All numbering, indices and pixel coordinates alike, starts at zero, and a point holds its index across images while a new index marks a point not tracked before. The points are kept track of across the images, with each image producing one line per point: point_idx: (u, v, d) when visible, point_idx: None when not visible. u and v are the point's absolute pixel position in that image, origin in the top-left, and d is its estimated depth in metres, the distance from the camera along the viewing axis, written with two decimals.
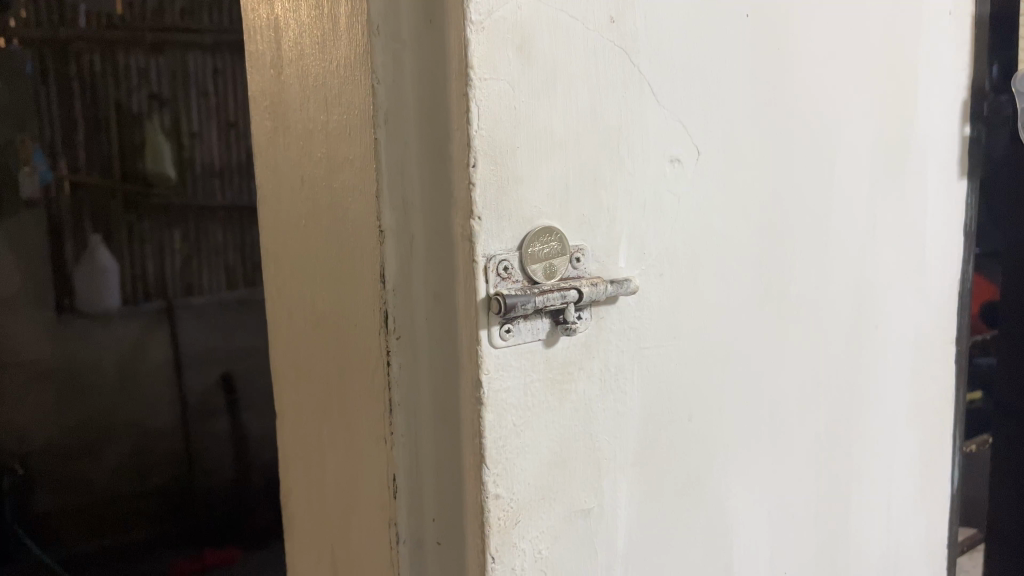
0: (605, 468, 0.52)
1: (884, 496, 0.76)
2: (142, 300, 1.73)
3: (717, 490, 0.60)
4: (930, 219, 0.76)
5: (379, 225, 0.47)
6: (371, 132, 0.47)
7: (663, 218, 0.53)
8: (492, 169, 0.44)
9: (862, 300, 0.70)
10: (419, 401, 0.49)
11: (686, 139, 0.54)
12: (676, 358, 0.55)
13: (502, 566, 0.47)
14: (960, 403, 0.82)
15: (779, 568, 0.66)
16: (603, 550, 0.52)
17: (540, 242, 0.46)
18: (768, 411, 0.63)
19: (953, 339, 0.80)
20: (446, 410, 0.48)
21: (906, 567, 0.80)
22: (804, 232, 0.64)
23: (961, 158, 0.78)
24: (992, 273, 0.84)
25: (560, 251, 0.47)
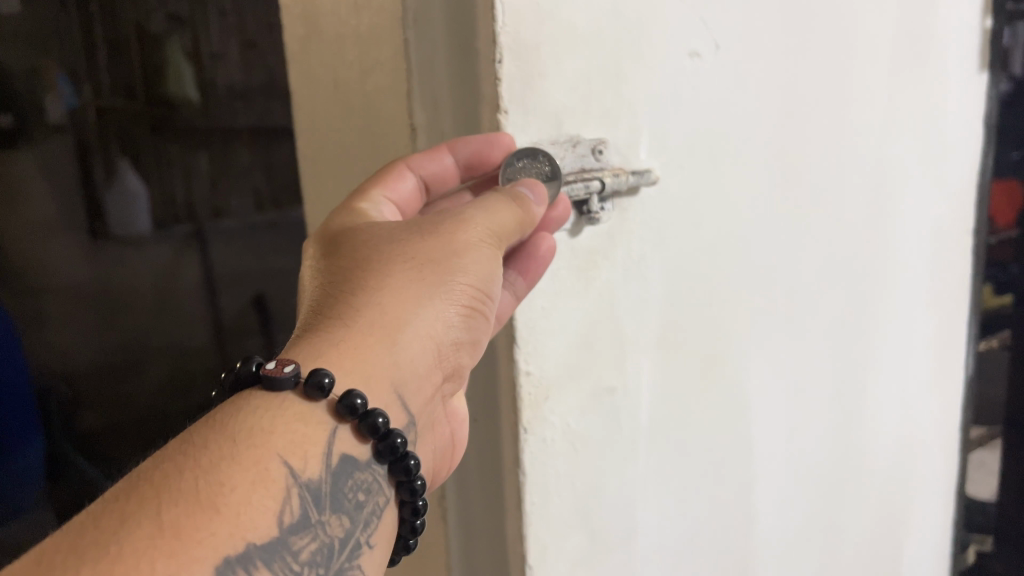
0: (629, 351, 0.55)
1: (901, 379, 0.79)
2: None
3: (738, 371, 0.64)
4: (948, 114, 0.77)
5: (413, 122, 0.52)
6: (406, 84, 0.51)
7: (683, 108, 0.55)
8: (517, 64, 0.46)
9: (881, 188, 0.72)
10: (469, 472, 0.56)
11: (704, 31, 0.55)
12: (697, 246, 0.58)
13: (533, 436, 0.51)
14: (975, 292, 0.85)
15: (797, 445, 0.70)
16: (627, 424, 0.56)
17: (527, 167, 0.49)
18: (787, 296, 0.66)
19: (971, 228, 0.83)
20: (487, 431, 0.54)
21: (921, 446, 0.84)
22: (824, 123, 0.65)
23: (982, 49, 0.78)
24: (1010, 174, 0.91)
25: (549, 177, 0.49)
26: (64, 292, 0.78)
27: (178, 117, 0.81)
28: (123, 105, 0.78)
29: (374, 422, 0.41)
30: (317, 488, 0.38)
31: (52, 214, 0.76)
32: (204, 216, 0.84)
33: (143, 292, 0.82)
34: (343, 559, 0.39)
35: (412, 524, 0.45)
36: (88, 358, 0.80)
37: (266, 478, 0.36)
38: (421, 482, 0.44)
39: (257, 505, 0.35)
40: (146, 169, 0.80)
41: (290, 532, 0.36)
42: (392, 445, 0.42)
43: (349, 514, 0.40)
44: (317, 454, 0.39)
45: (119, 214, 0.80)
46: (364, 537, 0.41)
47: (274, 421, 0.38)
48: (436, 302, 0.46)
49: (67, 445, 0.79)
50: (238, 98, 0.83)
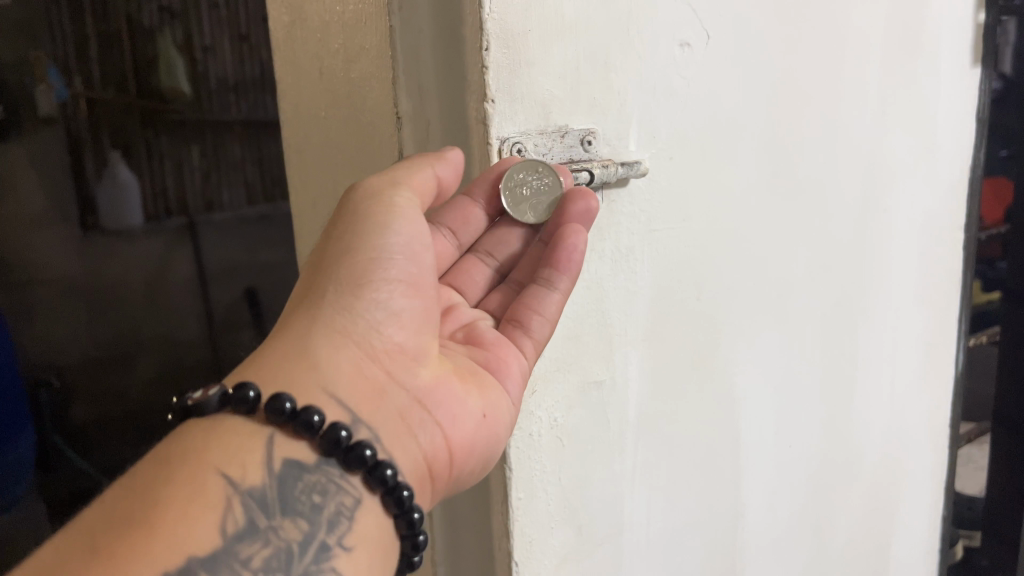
0: (617, 343, 0.55)
1: (890, 374, 0.79)
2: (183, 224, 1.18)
3: (727, 366, 0.63)
4: (940, 109, 0.76)
5: (397, 110, 0.51)
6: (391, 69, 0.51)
7: (672, 99, 0.54)
8: (504, 53, 0.46)
9: (872, 181, 0.72)
10: None
11: (695, 22, 0.54)
12: (687, 238, 0.58)
13: (519, 431, 0.51)
14: (968, 288, 0.85)
15: (785, 441, 0.70)
16: (615, 417, 0.56)
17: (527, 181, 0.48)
18: (777, 291, 0.65)
19: (963, 224, 0.83)
20: None
21: (909, 442, 0.84)
22: (816, 115, 0.65)
23: (976, 43, 0.78)
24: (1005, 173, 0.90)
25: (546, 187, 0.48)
26: (60, 286, 0.94)
27: (169, 112, 0.98)
28: (109, 96, 0.92)
29: (306, 419, 0.40)
30: (261, 495, 0.38)
31: (43, 208, 0.90)
32: (194, 209, 1.05)
33: (135, 289, 0.99)
34: (308, 562, 0.37)
35: (408, 519, 0.42)
36: (79, 354, 0.97)
37: (202, 495, 0.36)
38: (391, 470, 0.41)
39: (198, 522, 0.35)
40: (133, 161, 0.97)
41: (234, 541, 0.36)
42: (335, 438, 0.40)
43: (309, 517, 0.39)
44: (257, 462, 0.39)
45: (110, 211, 0.96)
46: (333, 538, 0.39)
47: (208, 440, 0.39)
48: (353, 295, 0.44)
49: (57, 436, 0.97)
50: (230, 92, 1.04)
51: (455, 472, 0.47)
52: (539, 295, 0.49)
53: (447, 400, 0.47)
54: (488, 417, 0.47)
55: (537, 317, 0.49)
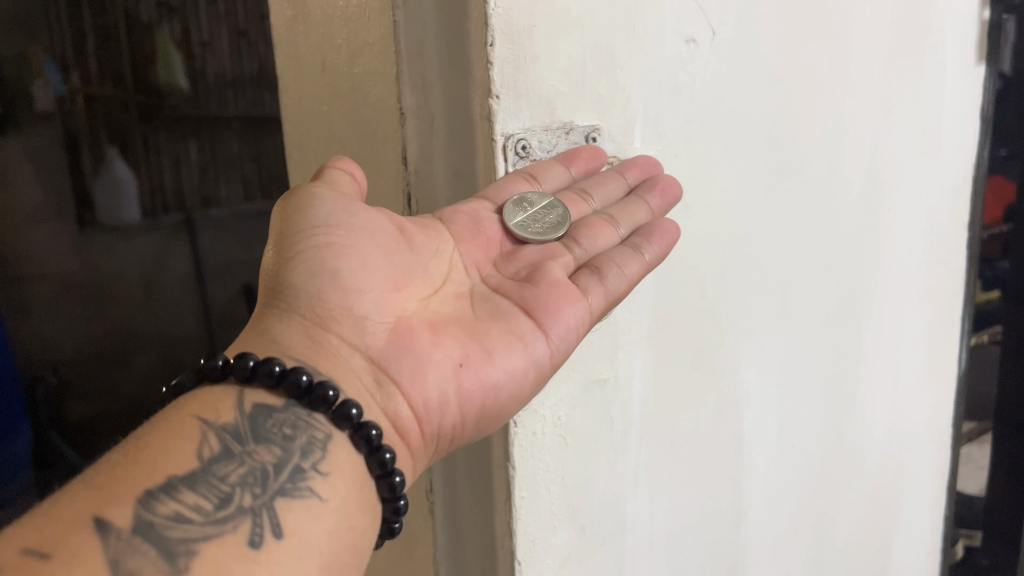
0: (621, 341, 0.54)
1: (893, 375, 0.78)
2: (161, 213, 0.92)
3: (729, 364, 0.63)
4: (944, 108, 0.76)
5: (401, 105, 0.51)
6: (394, 65, 0.51)
7: (678, 95, 0.54)
8: (509, 47, 0.45)
9: (875, 178, 0.71)
10: (456, 470, 0.55)
11: (701, 17, 0.54)
12: (689, 236, 0.58)
13: (523, 429, 0.50)
14: (971, 288, 0.85)
15: (788, 441, 0.70)
16: (618, 415, 0.55)
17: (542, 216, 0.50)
18: (780, 290, 0.65)
19: (966, 223, 0.82)
20: None
21: (911, 442, 0.83)
22: (820, 112, 0.64)
23: (979, 42, 0.77)
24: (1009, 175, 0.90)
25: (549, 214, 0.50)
26: (61, 276, 0.88)
27: (167, 107, 0.88)
28: (108, 90, 0.86)
29: (268, 369, 0.40)
30: (235, 429, 0.38)
31: (43, 203, 0.86)
32: (192, 205, 0.93)
33: (131, 286, 0.92)
34: (284, 480, 0.38)
35: (379, 459, 0.41)
36: (73, 348, 0.90)
37: (177, 434, 0.37)
38: (356, 408, 0.40)
39: (176, 450, 0.36)
40: (133, 156, 0.88)
41: (211, 462, 0.36)
42: (297, 381, 0.40)
43: (281, 444, 0.39)
44: (229, 404, 0.39)
45: (107, 203, 0.89)
46: (306, 463, 0.39)
47: (183, 400, 0.40)
48: (286, 276, 0.43)
49: (53, 434, 0.89)
50: (227, 87, 0.89)
51: (427, 430, 0.45)
52: (625, 254, 0.50)
53: (406, 356, 0.44)
54: (467, 366, 0.45)
55: (618, 270, 0.49)
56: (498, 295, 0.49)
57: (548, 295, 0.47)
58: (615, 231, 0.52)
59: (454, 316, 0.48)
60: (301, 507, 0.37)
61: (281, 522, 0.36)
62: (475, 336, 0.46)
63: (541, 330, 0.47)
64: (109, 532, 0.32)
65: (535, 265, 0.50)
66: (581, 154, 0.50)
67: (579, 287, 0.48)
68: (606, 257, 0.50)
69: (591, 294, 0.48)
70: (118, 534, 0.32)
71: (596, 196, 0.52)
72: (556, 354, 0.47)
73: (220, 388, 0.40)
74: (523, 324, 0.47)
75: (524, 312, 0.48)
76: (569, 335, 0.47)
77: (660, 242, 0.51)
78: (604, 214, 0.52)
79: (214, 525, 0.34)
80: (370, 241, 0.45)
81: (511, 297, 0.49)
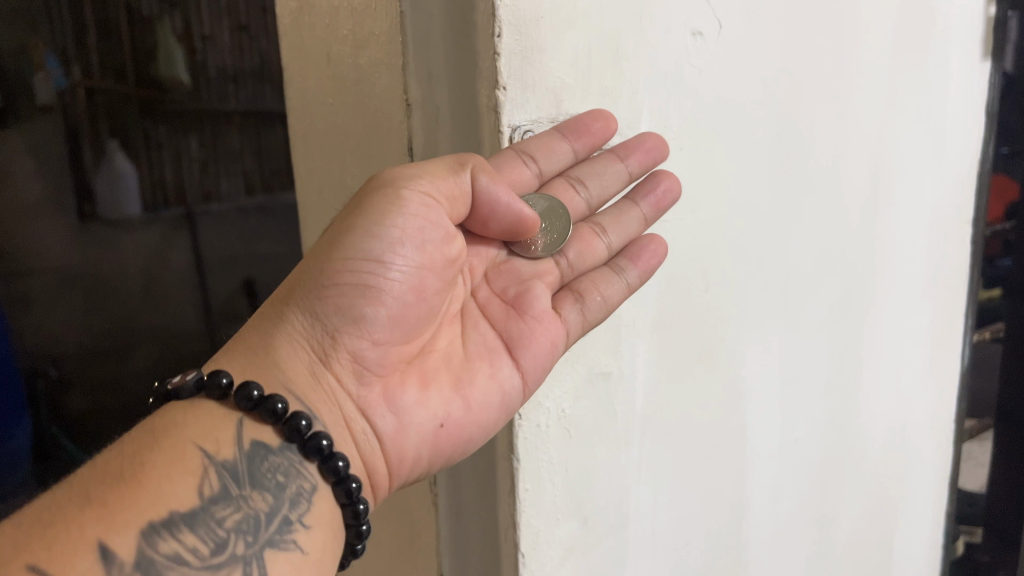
0: (625, 334, 0.54)
1: (895, 370, 0.78)
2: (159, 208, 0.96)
3: (732, 357, 0.63)
4: (951, 100, 0.76)
5: (407, 96, 0.51)
6: (399, 57, 0.50)
7: (684, 90, 0.54)
8: (515, 38, 0.45)
9: (879, 172, 0.71)
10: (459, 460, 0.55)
11: (708, 10, 0.54)
12: (695, 230, 0.58)
13: (527, 421, 0.50)
14: (974, 282, 0.85)
15: (791, 434, 0.70)
16: (622, 409, 0.55)
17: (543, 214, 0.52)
18: (784, 284, 0.65)
19: (971, 218, 0.82)
20: None
21: (914, 435, 0.83)
22: (826, 106, 0.64)
23: (985, 38, 0.77)
24: (1014, 172, 0.90)
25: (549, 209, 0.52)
26: (66, 267, 0.90)
27: (166, 102, 0.92)
28: (109, 84, 0.89)
29: (270, 406, 0.40)
30: (234, 468, 0.39)
31: (41, 198, 0.88)
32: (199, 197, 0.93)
33: (131, 277, 0.95)
34: (273, 531, 0.38)
35: (354, 510, 0.42)
36: (73, 339, 0.92)
37: (179, 463, 0.37)
38: (344, 462, 0.41)
39: (175, 483, 0.36)
40: (132, 150, 0.92)
41: (211, 502, 0.37)
42: (296, 426, 0.40)
43: (274, 492, 0.39)
44: (229, 438, 0.39)
45: (109, 197, 0.92)
46: (294, 516, 0.39)
47: (185, 418, 0.40)
48: (317, 294, 0.43)
49: (53, 426, 0.90)
50: (231, 83, 0.94)
51: (396, 483, 0.47)
52: (607, 277, 0.52)
53: (390, 411, 0.46)
54: (446, 427, 0.47)
55: (600, 296, 0.51)
56: (485, 319, 0.51)
57: (531, 329, 0.49)
58: (604, 243, 0.54)
59: (443, 355, 0.49)
60: (287, 558, 0.38)
61: (267, 572, 0.37)
62: (460, 387, 0.48)
63: (517, 367, 0.49)
64: (112, 561, 0.33)
65: (523, 285, 0.51)
66: (592, 127, 0.49)
67: (559, 311, 0.51)
68: (589, 281, 0.52)
69: (569, 319, 0.50)
70: (120, 566, 0.33)
71: (591, 186, 0.53)
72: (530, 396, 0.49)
73: (220, 410, 0.40)
74: (505, 367, 0.49)
75: (508, 349, 0.49)
76: (541, 375, 0.49)
77: (644, 265, 0.52)
78: (595, 223, 0.54)
79: (210, 570, 0.35)
80: (413, 284, 0.45)
81: (496, 325, 0.51)
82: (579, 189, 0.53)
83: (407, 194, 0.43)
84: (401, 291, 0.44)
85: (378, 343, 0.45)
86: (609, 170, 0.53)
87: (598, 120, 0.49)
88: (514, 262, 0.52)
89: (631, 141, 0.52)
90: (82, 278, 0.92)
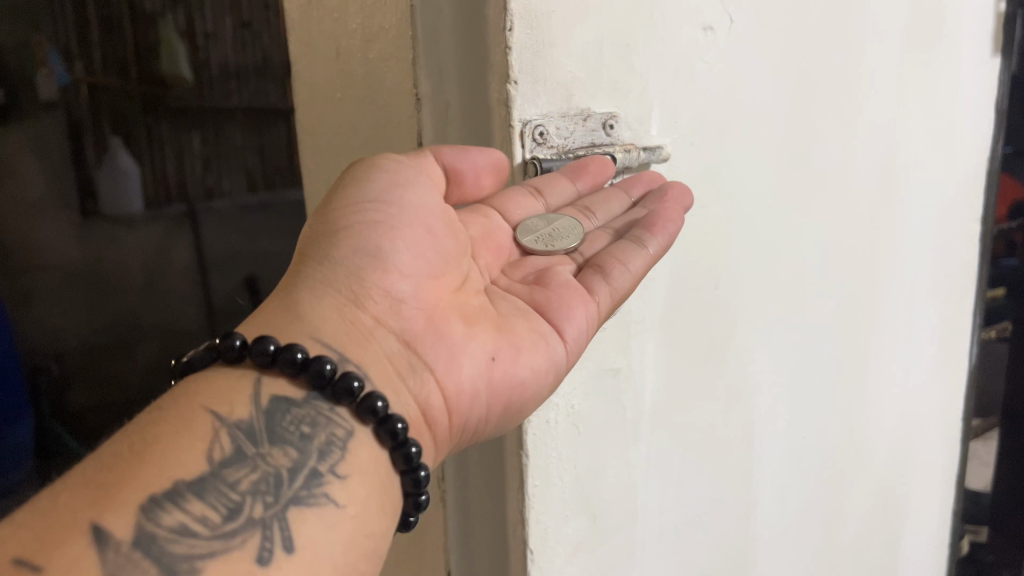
0: (634, 330, 0.54)
1: (902, 370, 0.78)
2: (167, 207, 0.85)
3: (740, 354, 0.62)
4: (960, 98, 0.76)
5: (416, 90, 0.50)
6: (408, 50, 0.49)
7: (695, 84, 0.54)
8: (527, 32, 0.45)
9: (887, 169, 0.71)
10: (466, 457, 0.54)
11: (719, 5, 0.54)
12: (705, 226, 0.57)
13: (537, 418, 0.49)
14: (982, 281, 0.85)
15: (799, 432, 0.69)
16: (631, 405, 0.55)
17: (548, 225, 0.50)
18: (793, 282, 0.65)
19: (979, 217, 0.82)
20: None
21: (921, 434, 0.83)
22: (836, 102, 0.64)
23: (995, 34, 0.77)
24: None
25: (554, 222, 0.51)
26: (66, 267, 0.82)
27: (170, 98, 0.81)
28: (112, 82, 0.79)
29: (289, 356, 0.39)
30: (249, 427, 0.37)
31: (43, 192, 0.80)
32: (196, 195, 0.85)
33: (135, 280, 0.86)
34: (298, 487, 0.36)
35: (404, 454, 0.40)
36: (77, 340, 0.85)
37: (188, 432, 0.35)
38: (382, 401, 0.40)
39: (183, 452, 0.35)
40: (138, 149, 0.82)
41: (223, 466, 0.35)
42: (320, 371, 0.39)
43: (298, 445, 0.37)
44: (244, 400, 0.38)
45: (111, 194, 0.82)
46: (323, 467, 0.37)
47: (197, 387, 0.38)
48: (331, 244, 0.44)
49: (57, 424, 0.85)
50: (231, 79, 0.81)
51: (456, 422, 0.45)
52: (628, 249, 0.49)
53: (441, 344, 0.44)
54: (499, 362, 0.46)
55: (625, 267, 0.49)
56: (510, 295, 0.49)
57: (560, 296, 0.48)
58: (617, 240, 0.52)
59: (479, 310, 0.48)
60: (316, 515, 0.36)
61: (293, 535, 0.35)
62: (502, 331, 0.47)
63: (556, 327, 0.47)
64: (107, 542, 0.30)
65: (542, 270, 0.51)
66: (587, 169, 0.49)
67: (587, 287, 0.49)
68: (609, 254, 0.50)
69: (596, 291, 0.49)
70: (116, 547, 0.30)
71: (599, 214, 0.52)
72: (572, 357, 0.48)
73: (236, 373, 0.39)
74: (543, 324, 0.48)
75: (538, 312, 0.48)
76: (581, 338, 0.48)
77: (665, 233, 0.50)
78: (608, 227, 0.53)
79: (221, 539, 0.33)
80: (417, 221, 0.45)
81: (524, 298, 0.49)
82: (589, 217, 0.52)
83: (379, 161, 0.45)
84: (415, 224, 0.45)
85: (408, 276, 0.44)
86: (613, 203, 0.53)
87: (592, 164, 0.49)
88: (530, 258, 0.52)
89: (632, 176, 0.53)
90: (78, 278, 0.83)
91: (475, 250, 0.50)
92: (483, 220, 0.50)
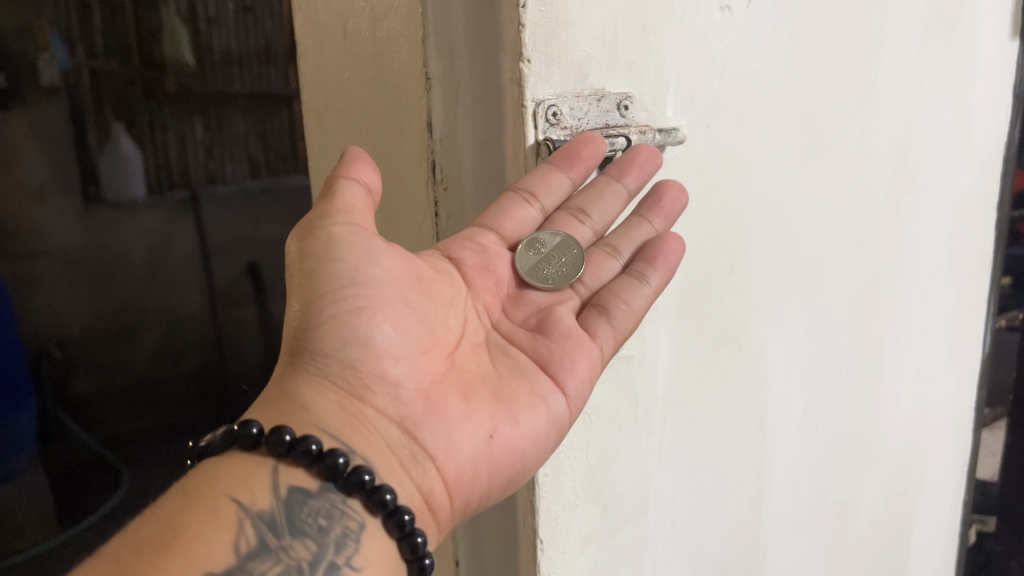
0: (647, 317, 0.53)
1: (915, 360, 0.77)
2: (167, 191, 0.86)
3: (756, 344, 0.61)
4: (979, 80, 0.74)
5: (426, 70, 0.48)
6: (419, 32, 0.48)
7: (711, 66, 0.52)
8: (541, 10, 0.43)
9: (905, 150, 0.69)
10: None
11: None
12: (721, 212, 0.56)
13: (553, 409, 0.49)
14: (996, 267, 0.83)
15: (813, 421, 0.69)
16: (643, 394, 0.54)
17: (551, 255, 0.51)
18: (810, 267, 0.64)
19: (995, 202, 0.81)
20: None
21: (934, 422, 0.82)
22: (854, 85, 0.63)
23: (1015, 15, 0.75)
24: None
25: (554, 247, 0.51)
26: (69, 253, 0.82)
27: (170, 82, 0.83)
28: (114, 66, 0.80)
29: (305, 448, 0.39)
30: (271, 518, 0.37)
31: (44, 180, 0.79)
32: (197, 181, 0.87)
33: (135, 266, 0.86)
34: None
35: (410, 544, 0.40)
36: (79, 327, 0.85)
37: (215, 520, 0.36)
38: (390, 493, 0.40)
39: (211, 541, 0.35)
40: (140, 133, 0.83)
41: (248, 558, 0.35)
42: (333, 465, 0.39)
43: (317, 538, 0.38)
44: (265, 488, 0.38)
45: (113, 179, 0.83)
46: (341, 559, 0.38)
47: (215, 475, 0.39)
48: (315, 330, 0.43)
49: (59, 408, 0.85)
50: (233, 64, 0.86)
51: (457, 502, 0.44)
52: (629, 286, 0.49)
53: (439, 428, 0.44)
54: (497, 437, 0.45)
55: (625, 305, 0.49)
56: (513, 347, 0.49)
57: (564, 347, 0.48)
58: (617, 261, 0.53)
59: (478, 374, 0.47)
60: None
61: None
62: (504, 403, 0.46)
63: (559, 387, 0.47)
64: None
65: (543, 311, 0.50)
66: (581, 153, 0.47)
67: (589, 331, 0.49)
68: (611, 292, 0.50)
69: (601, 336, 0.49)
70: None
71: (595, 215, 0.51)
72: (575, 409, 0.47)
73: (252, 460, 0.40)
74: (544, 384, 0.47)
75: (543, 370, 0.48)
76: (584, 390, 0.48)
77: (665, 266, 0.50)
78: (606, 244, 0.53)
79: None
80: (394, 296, 0.44)
81: (525, 351, 0.49)
82: (584, 220, 0.51)
83: (334, 228, 0.43)
84: (396, 303, 0.44)
85: (401, 357, 0.44)
86: (607, 195, 0.50)
87: (587, 145, 0.47)
88: (530, 293, 0.51)
89: (623, 160, 0.49)
90: (83, 262, 0.83)
91: (476, 291, 0.50)
92: (480, 245, 0.49)
